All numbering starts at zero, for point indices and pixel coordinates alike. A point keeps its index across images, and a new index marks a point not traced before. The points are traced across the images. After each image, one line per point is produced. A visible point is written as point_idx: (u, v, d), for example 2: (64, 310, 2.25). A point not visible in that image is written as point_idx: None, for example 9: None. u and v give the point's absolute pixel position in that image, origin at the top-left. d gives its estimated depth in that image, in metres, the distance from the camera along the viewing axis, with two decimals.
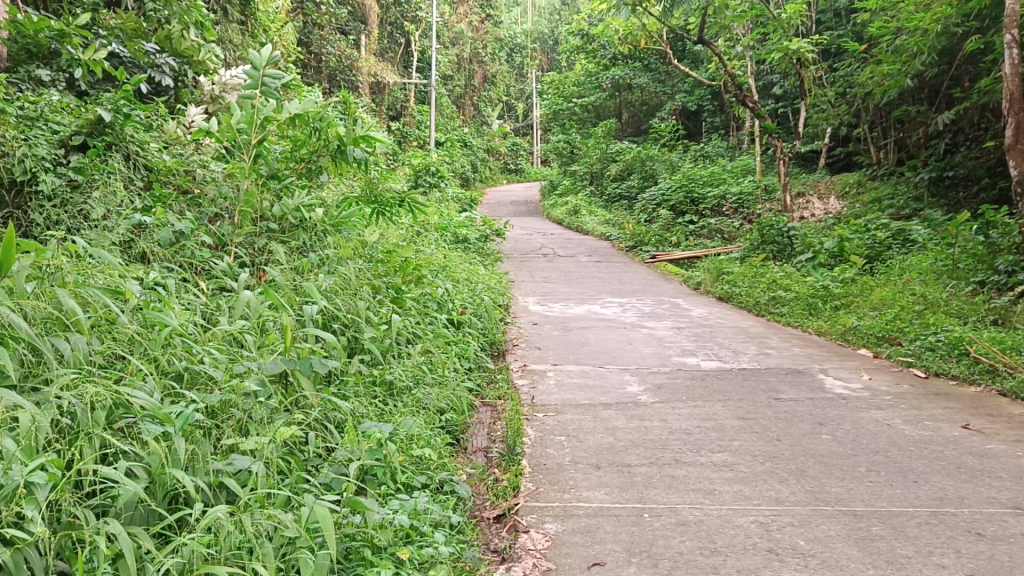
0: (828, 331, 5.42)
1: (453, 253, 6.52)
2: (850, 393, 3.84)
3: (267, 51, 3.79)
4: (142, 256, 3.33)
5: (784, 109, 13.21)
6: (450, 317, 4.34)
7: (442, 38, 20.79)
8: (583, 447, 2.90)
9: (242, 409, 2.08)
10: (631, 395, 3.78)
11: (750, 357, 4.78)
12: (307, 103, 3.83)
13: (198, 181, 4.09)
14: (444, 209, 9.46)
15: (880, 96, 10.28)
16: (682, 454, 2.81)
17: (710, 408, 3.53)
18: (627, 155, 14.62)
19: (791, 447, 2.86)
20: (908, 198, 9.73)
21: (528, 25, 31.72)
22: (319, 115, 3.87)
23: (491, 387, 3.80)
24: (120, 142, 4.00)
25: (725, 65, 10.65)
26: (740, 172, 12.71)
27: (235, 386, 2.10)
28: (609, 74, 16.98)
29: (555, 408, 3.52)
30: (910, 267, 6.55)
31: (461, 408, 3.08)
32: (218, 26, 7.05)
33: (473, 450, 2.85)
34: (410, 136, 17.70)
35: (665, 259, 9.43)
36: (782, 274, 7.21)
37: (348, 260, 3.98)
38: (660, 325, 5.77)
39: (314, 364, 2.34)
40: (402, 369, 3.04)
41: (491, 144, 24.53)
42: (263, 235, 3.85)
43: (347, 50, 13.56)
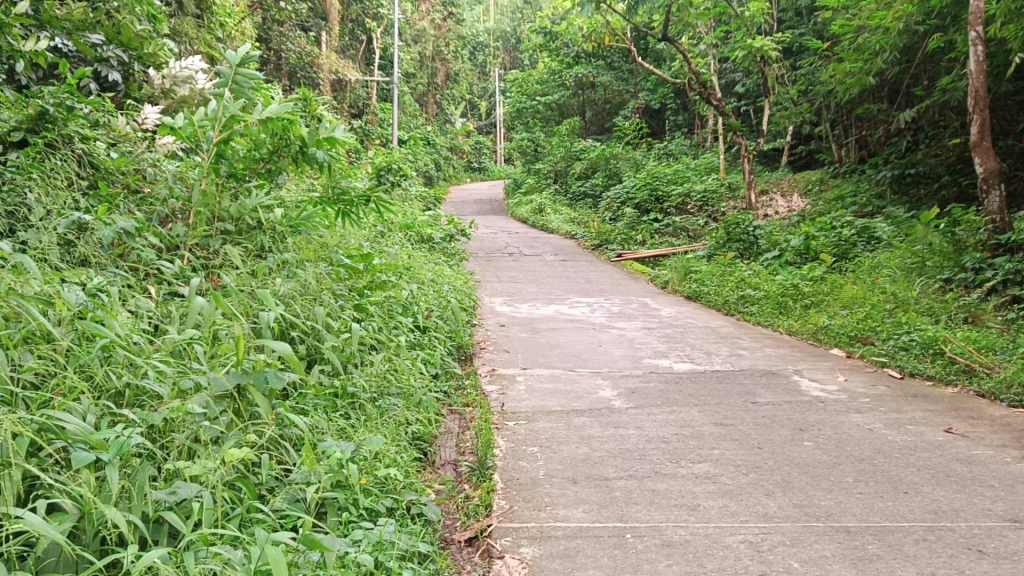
0: (800, 331, 5.35)
1: (417, 253, 6.35)
2: (828, 395, 3.73)
3: (244, 48, 3.61)
4: (83, 262, 3.15)
5: (747, 107, 13.19)
6: (416, 321, 4.16)
7: (404, 35, 20.55)
8: (557, 460, 2.76)
9: (186, 433, 1.91)
10: (604, 400, 3.64)
11: (722, 358, 4.68)
12: (280, 105, 3.52)
13: (148, 181, 3.92)
14: (407, 209, 9.28)
15: (842, 94, 10.27)
16: (661, 465, 2.68)
17: (686, 413, 3.41)
18: (592, 153, 14.52)
19: (773, 456, 2.75)
20: (871, 196, 9.75)
21: (491, 23, 31.55)
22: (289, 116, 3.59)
23: (459, 394, 3.64)
24: (63, 138, 3.82)
25: (689, 63, 10.59)
26: (705, 170, 12.67)
27: (175, 407, 1.90)
28: (573, 73, 16.88)
29: (526, 416, 3.37)
30: (879, 265, 6.50)
31: (429, 419, 2.92)
32: (171, 20, 6.80)
33: (441, 464, 2.70)
34: (373, 134, 17.46)
35: (632, 258, 9.33)
36: (750, 273, 7.13)
37: (308, 262, 3.78)
38: (630, 325, 5.65)
39: (270, 377, 2.11)
40: (365, 380, 2.87)
41: (454, 142, 24.34)
42: (216, 237, 3.68)
43: (308, 47, 13.30)
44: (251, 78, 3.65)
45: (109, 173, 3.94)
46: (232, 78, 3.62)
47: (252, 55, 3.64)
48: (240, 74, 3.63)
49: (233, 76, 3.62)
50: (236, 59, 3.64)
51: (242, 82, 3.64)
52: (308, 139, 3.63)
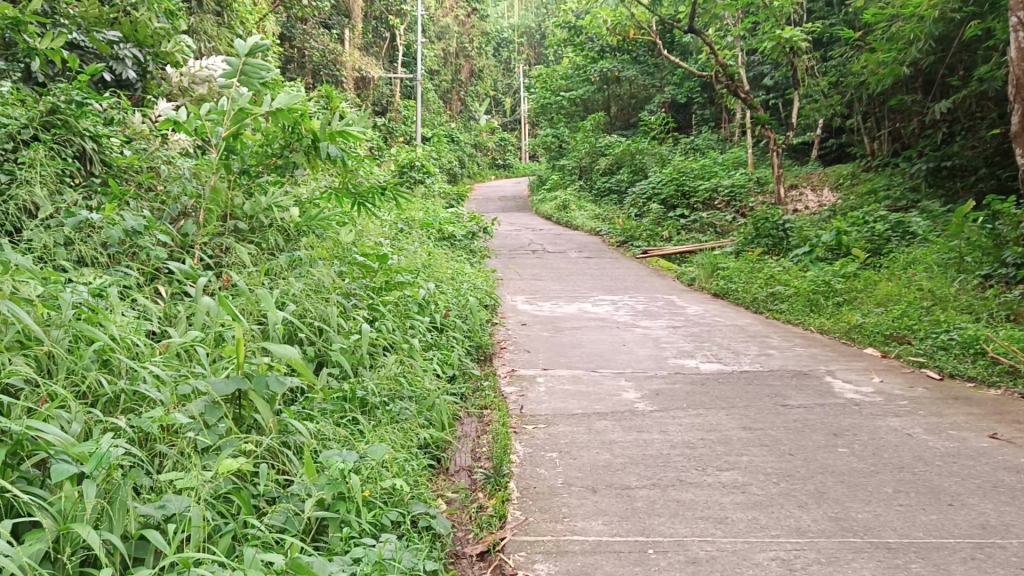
0: (832, 329, 5.17)
1: (437, 250, 6.24)
2: (863, 398, 3.56)
3: (252, 38, 3.53)
4: (89, 262, 3.05)
5: (775, 100, 12.94)
6: (433, 320, 4.05)
7: (428, 32, 20.45)
8: (577, 467, 2.63)
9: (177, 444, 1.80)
10: (627, 403, 3.50)
11: (751, 358, 4.52)
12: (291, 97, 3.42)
13: (161, 177, 3.82)
14: (429, 206, 9.18)
15: (875, 85, 10.02)
16: (686, 473, 2.53)
17: (713, 417, 3.26)
18: (617, 149, 14.34)
19: (806, 464, 2.59)
20: (904, 189, 9.50)
21: (515, 19, 31.40)
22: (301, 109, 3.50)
23: (476, 397, 3.52)
24: (74, 134, 3.70)
25: (716, 55, 10.38)
26: (732, 165, 12.46)
27: (160, 413, 1.77)
28: (598, 67, 16.69)
29: (546, 419, 3.24)
30: (915, 261, 6.29)
31: (442, 424, 2.80)
32: (191, 17, 6.74)
33: (455, 471, 2.59)
34: (396, 132, 17.40)
35: (658, 254, 9.16)
36: (780, 269, 6.95)
37: (321, 261, 3.68)
38: (655, 324, 5.50)
39: (270, 381, 1.99)
40: (376, 383, 2.75)
41: (479, 139, 24.24)
42: (228, 234, 3.58)
43: (331, 44, 13.25)
44: (259, 70, 3.58)
45: (122, 171, 3.87)
46: (240, 69, 3.56)
47: (261, 45, 3.56)
48: (247, 64, 3.57)
49: (241, 66, 3.55)
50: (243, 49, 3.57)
51: (250, 74, 3.57)
52: (319, 134, 3.53)
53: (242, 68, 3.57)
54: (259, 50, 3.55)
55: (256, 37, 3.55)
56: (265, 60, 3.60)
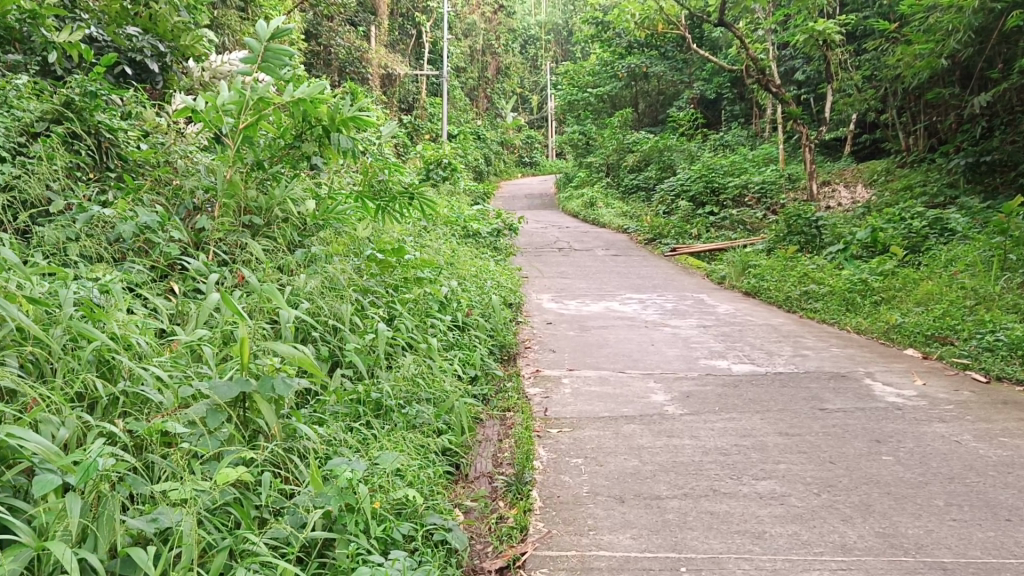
0: (869, 329, 4.97)
1: (461, 248, 6.11)
2: (905, 402, 3.38)
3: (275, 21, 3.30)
4: (99, 259, 2.95)
5: (807, 95, 12.68)
6: (455, 319, 3.93)
7: (454, 29, 20.29)
8: (603, 474, 2.49)
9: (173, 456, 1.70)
10: (656, 406, 3.34)
11: (786, 359, 4.34)
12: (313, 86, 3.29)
13: (179, 172, 3.72)
14: (454, 203, 9.04)
15: (911, 78, 9.75)
16: (720, 482, 2.38)
17: (747, 421, 3.10)
18: (645, 145, 14.12)
19: (848, 473, 2.43)
20: (942, 185, 9.23)
21: (542, 16, 31.18)
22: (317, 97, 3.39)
23: (499, 398, 3.39)
24: (89, 128, 3.59)
25: (747, 49, 10.15)
26: (763, 161, 12.21)
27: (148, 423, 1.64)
28: (625, 63, 16.46)
29: (571, 422, 3.10)
30: (956, 259, 6.05)
31: (462, 428, 2.67)
32: (214, 11, 6.64)
33: (475, 478, 2.46)
34: (422, 129, 17.32)
35: (686, 252, 8.98)
36: (814, 267, 6.74)
37: (338, 257, 3.56)
38: (685, 323, 5.33)
39: (276, 384, 1.84)
40: (392, 385, 2.63)
41: (505, 137, 24.08)
42: (244, 230, 3.48)
43: (356, 41, 13.18)
44: (282, 54, 3.35)
45: (137, 167, 3.78)
46: (260, 55, 3.34)
47: (283, 28, 3.37)
48: (268, 49, 3.35)
49: (261, 52, 3.34)
50: (265, 33, 3.34)
51: (271, 59, 3.36)
52: (332, 120, 3.46)
53: (264, 52, 3.35)
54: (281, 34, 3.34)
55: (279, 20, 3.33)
56: (286, 44, 3.36)
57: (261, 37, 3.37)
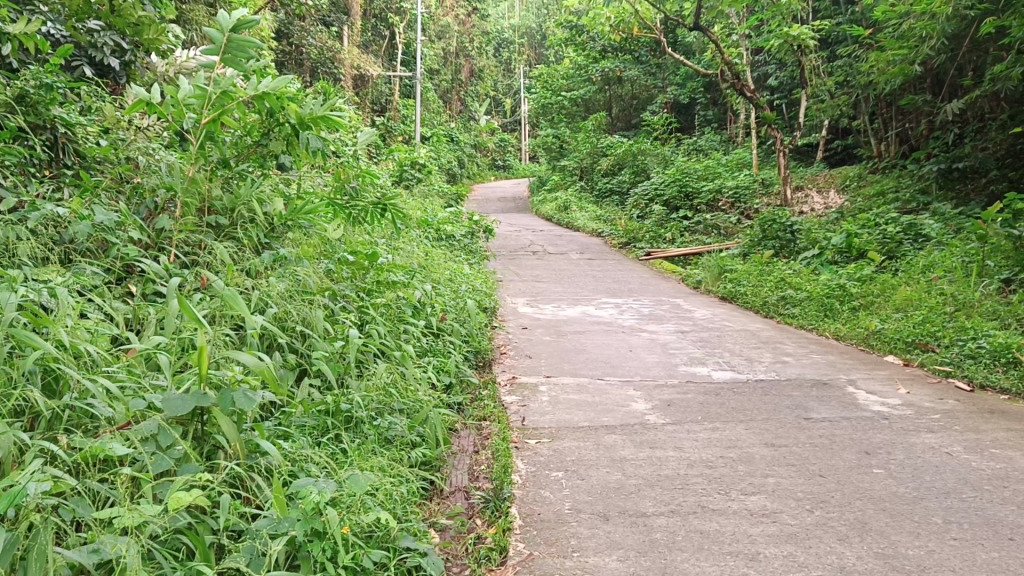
0: (848, 335, 4.91)
1: (435, 251, 5.97)
2: (891, 411, 3.30)
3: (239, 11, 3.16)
4: (51, 260, 2.81)
5: (781, 101, 12.69)
6: (429, 324, 3.80)
7: (428, 31, 20.13)
8: (586, 489, 2.37)
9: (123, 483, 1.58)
10: (637, 415, 3.24)
11: (767, 366, 4.25)
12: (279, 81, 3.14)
13: (139, 169, 3.61)
14: (427, 205, 8.90)
15: (884, 85, 9.77)
16: (708, 498, 2.28)
17: (731, 432, 3.00)
18: (619, 149, 14.05)
19: (840, 488, 2.34)
20: (914, 191, 9.24)
21: (515, 19, 31.07)
22: (283, 92, 3.24)
23: (475, 406, 3.27)
24: (45, 122, 3.42)
25: (722, 53, 10.11)
26: (737, 165, 12.19)
27: (88, 448, 1.51)
28: (599, 67, 16.40)
29: (550, 432, 2.98)
30: (933, 265, 6.02)
31: (437, 440, 2.53)
32: (181, 6, 6.44)
33: (451, 493, 2.34)
34: (395, 130, 17.16)
35: (661, 256, 8.91)
36: (791, 272, 6.68)
37: (307, 259, 3.42)
38: (662, 329, 5.24)
39: (236, 398, 1.70)
40: (363, 395, 2.50)
41: (479, 140, 23.96)
42: (208, 231, 3.33)
43: (329, 42, 12.99)
44: (247, 47, 3.20)
45: (95, 163, 3.63)
46: (224, 46, 3.20)
47: (248, 19, 3.22)
48: (233, 41, 3.20)
49: (224, 43, 3.20)
50: (230, 24, 3.19)
51: (235, 51, 3.21)
52: (301, 118, 3.31)
53: (228, 44, 3.21)
54: (246, 26, 3.19)
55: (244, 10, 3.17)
56: (252, 36, 3.22)
57: (226, 28, 3.21)
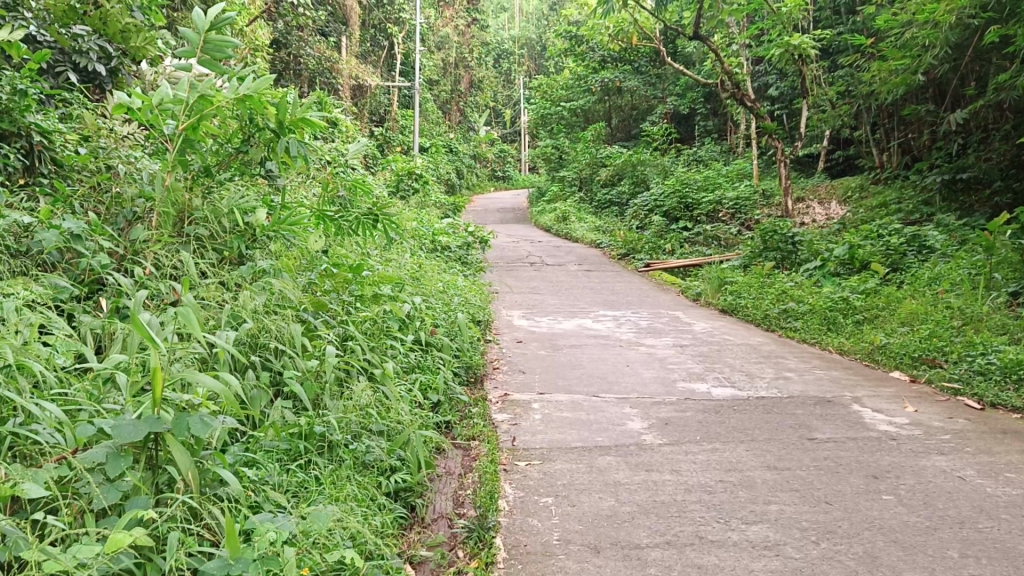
0: (852, 350, 4.77)
1: (428, 262, 5.83)
2: (899, 431, 3.15)
3: (215, 10, 3.14)
4: (19, 274, 2.69)
5: (781, 111, 12.57)
6: (417, 338, 3.67)
7: (427, 41, 20.03)
8: (577, 517, 2.23)
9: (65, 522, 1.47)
10: (633, 434, 3.09)
11: (769, 382, 4.10)
12: (258, 82, 3.06)
13: (119, 179, 3.35)
14: (423, 216, 8.76)
15: (886, 95, 9.65)
16: (706, 527, 2.13)
17: (732, 453, 2.85)
18: (618, 159, 13.93)
19: (848, 517, 2.19)
20: (917, 203, 9.11)
21: (516, 30, 31.00)
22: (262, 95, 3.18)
23: (463, 425, 3.13)
24: (19, 129, 3.30)
25: (722, 63, 9.97)
26: (737, 176, 12.07)
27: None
28: (599, 77, 16.27)
29: (541, 453, 2.84)
30: (939, 277, 5.87)
31: (419, 464, 2.38)
32: (170, 12, 6.30)
33: (433, 520, 2.21)
34: (394, 141, 17.02)
35: (661, 268, 8.77)
36: (792, 284, 6.55)
37: (289, 272, 3.28)
38: (660, 342, 5.10)
39: (191, 423, 1.55)
40: (341, 417, 2.36)
41: (478, 150, 23.80)
42: (187, 243, 3.20)
43: (326, 52, 12.85)
44: (223, 46, 3.20)
45: (72, 172, 3.50)
46: (200, 48, 3.19)
47: (224, 19, 3.19)
48: (209, 41, 3.19)
49: (201, 44, 3.18)
50: (204, 24, 3.16)
51: (210, 51, 3.19)
52: (281, 122, 3.21)
53: (204, 45, 3.19)
54: (222, 24, 3.17)
55: (219, 9, 3.15)
56: (228, 36, 3.23)
57: (201, 29, 3.19)
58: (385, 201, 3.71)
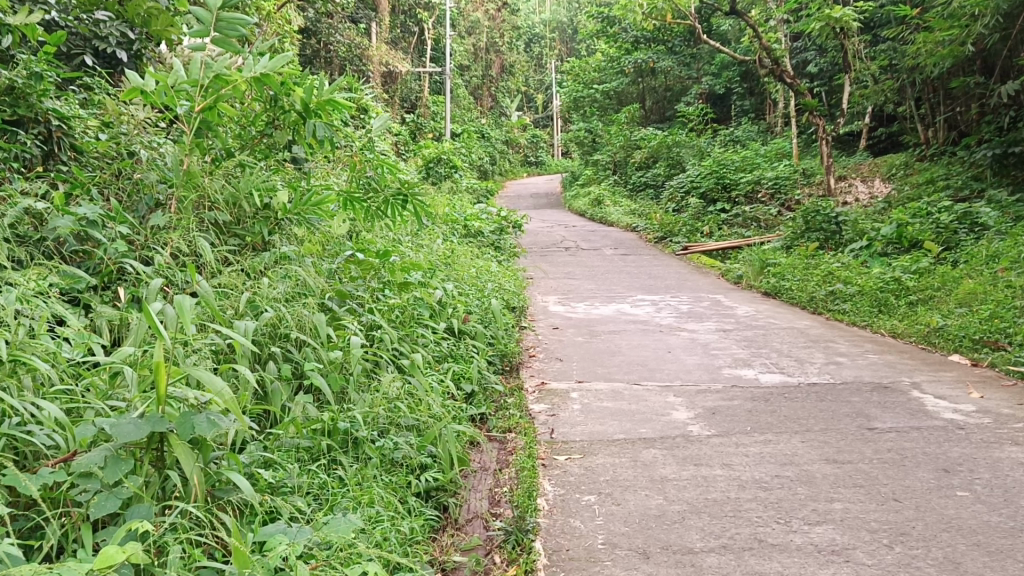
0: (906, 333, 4.54)
1: (460, 248, 5.67)
2: (966, 419, 2.94)
3: None
4: (33, 263, 2.57)
5: (821, 88, 12.20)
6: (449, 325, 3.52)
7: (458, 27, 19.80)
8: (622, 518, 2.06)
9: (59, 529, 1.34)
10: (678, 425, 2.91)
11: (819, 367, 3.89)
12: (278, 60, 2.92)
13: (140, 164, 3.19)
14: (455, 202, 8.60)
15: (932, 68, 9.29)
16: (765, 529, 1.95)
17: (786, 445, 2.65)
18: (653, 141, 13.65)
19: (921, 516, 2.00)
20: (966, 178, 8.77)
21: (547, 14, 30.65)
22: (284, 75, 3.03)
23: (499, 417, 2.98)
24: (36, 113, 3.11)
25: (761, 39, 9.64)
26: (776, 156, 11.76)
27: None
28: (632, 58, 15.94)
29: (581, 447, 2.66)
30: (996, 255, 5.59)
31: (452, 460, 2.22)
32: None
33: (467, 521, 2.06)
34: (425, 128, 16.86)
35: (699, 251, 8.53)
36: (839, 265, 6.30)
37: (314, 258, 3.14)
38: (702, 327, 4.89)
39: (197, 423, 1.40)
40: (367, 411, 2.20)
41: (510, 136, 23.54)
42: (209, 229, 3.07)
43: (356, 39, 12.69)
44: (234, 24, 3.05)
45: (92, 160, 3.30)
46: (213, 26, 3.04)
47: None
48: (222, 20, 3.05)
49: (213, 22, 3.04)
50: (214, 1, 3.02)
51: (223, 30, 3.05)
52: (307, 103, 3.07)
53: (217, 24, 3.04)
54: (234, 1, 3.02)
55: None
56: (240, 14, 3.08)
57: (214, 7, 3.05)
58: (416, 182, 3.56)
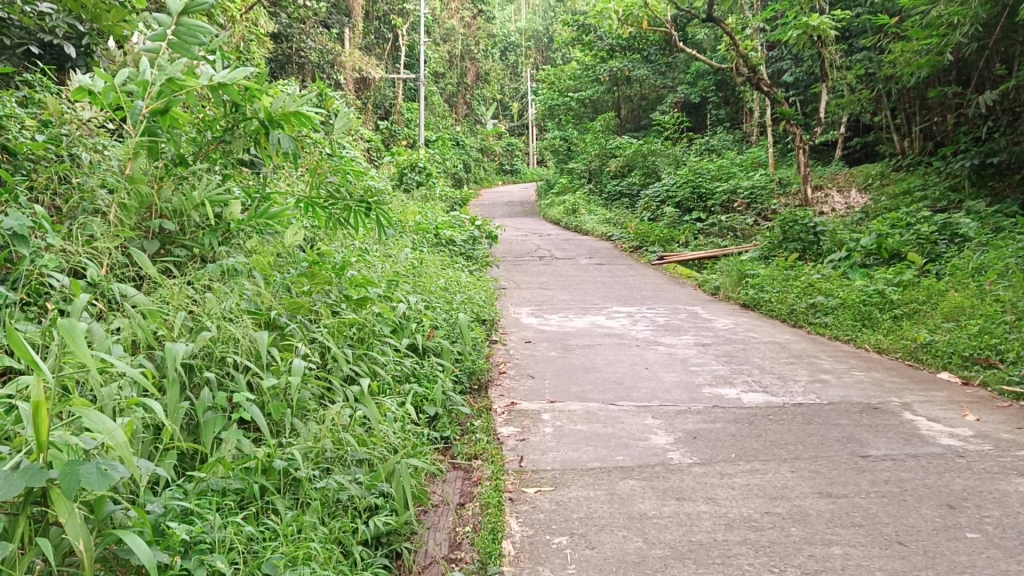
0: (893, 348, 4.36)
1: (428, 257, 5.42)
2: (965, 445, 2.74)
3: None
4: None
5: (796, 98, 12.12)
6: (412, 342, 3.29)
7: (432, 33, 19.56)
8: (597, 565, 1.83)
9: None
10: (659, 452, 2.69)
11: (804, 386, 3.69)
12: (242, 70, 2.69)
13: (81, 167, 2.89)
14: (427, 209, 8.36)
15: (910, 77, 9.17)
16: None
17: (775, 476, 2.44)
18: (628, 149, 13.48)
19: (930, 564, 1.80)
20: (944, 188, 8.66)
21: (522, 22, 30.49)
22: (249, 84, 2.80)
23: (465, 443, 2.74)
24: None
25: (738, 46, 9.47)
26: (752, 165, 11.62)
27: None
28: (608, 66, 15.76)
29: (553, 477, 2.44)
30: (980, 269, 5.44)
31: (406, 500, 1.99)
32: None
33: (423, 568, 1.84)
34: (399, 135, 16.59)
35: (675, 260, 8.34)
36: (819, 277, 6.12)
37: (264, 269, 2.89)
38: (680, 341, 4.68)
39: (84, 476, 1.17)
40: (308, 445, 1.96)
41: (485, 144, 23.25)
42: (149, 239, 2.78)
43: (328, 44, 12.40)
44: (195, 35, 2.84)
45: (28, 163, 2.85)
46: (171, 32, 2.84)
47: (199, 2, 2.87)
48: (182, 29, 2.84)
49: (172, 28, 2.83)
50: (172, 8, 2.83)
51: (183, 37, 2.83)
52: (272, 115, 2.84)
53: (175, 31, 2.83)
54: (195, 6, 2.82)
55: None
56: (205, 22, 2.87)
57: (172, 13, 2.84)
58: (382, 191, 3.32)
